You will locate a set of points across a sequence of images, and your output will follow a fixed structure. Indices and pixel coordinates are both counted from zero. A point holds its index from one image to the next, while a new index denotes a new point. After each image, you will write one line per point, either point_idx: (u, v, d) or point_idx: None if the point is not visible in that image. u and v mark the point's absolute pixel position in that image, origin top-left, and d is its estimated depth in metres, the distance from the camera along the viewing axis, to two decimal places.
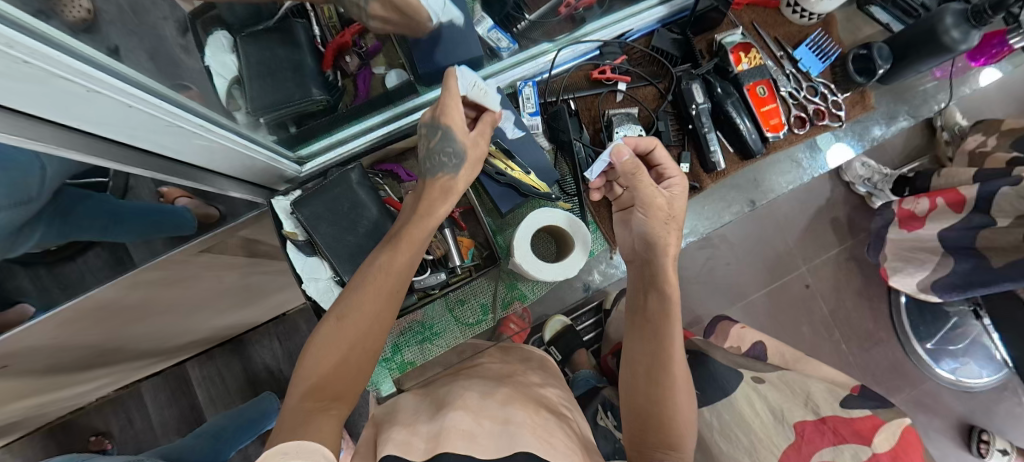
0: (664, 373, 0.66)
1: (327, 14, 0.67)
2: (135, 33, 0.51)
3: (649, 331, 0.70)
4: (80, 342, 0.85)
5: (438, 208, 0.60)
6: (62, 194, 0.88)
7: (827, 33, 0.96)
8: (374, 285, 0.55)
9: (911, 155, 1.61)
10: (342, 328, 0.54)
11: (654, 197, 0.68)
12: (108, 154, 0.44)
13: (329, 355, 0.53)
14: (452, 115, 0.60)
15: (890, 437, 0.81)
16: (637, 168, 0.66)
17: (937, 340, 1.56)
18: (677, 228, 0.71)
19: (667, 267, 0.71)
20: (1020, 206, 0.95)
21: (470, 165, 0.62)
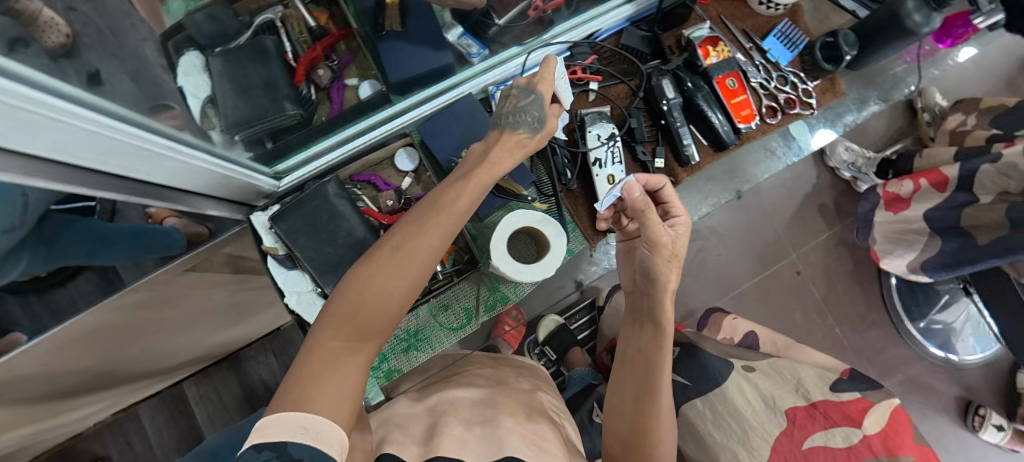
0: (650, 406, 0.64)
1: (298, 30, 0.70)
2: (114, 56, 0.52)
3: (639, 361, 0.68)
4: (73, 368, 0.85)
5: (504, 162, 0.57)
6: (48, 219, 0.88)
7: (794, 23, 0.98)
8: (440, 231, 0.51)
9: (894, 137, 1.62)
10: (394, 267, 0.49)
11: (661, 238, 0.62)
12: (80, 181, 0.44)
13: (375, 286, 0.48)
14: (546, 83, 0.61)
15: (879, 419, 0.83)
16: (648, 205, 0.59)
17: (929, 319, 1.57)
18: (679, 268, 0.65)
19: (665, 305, 0.66)
20: (1000, 183, 0.97)
21: (544, 133, 0.62)
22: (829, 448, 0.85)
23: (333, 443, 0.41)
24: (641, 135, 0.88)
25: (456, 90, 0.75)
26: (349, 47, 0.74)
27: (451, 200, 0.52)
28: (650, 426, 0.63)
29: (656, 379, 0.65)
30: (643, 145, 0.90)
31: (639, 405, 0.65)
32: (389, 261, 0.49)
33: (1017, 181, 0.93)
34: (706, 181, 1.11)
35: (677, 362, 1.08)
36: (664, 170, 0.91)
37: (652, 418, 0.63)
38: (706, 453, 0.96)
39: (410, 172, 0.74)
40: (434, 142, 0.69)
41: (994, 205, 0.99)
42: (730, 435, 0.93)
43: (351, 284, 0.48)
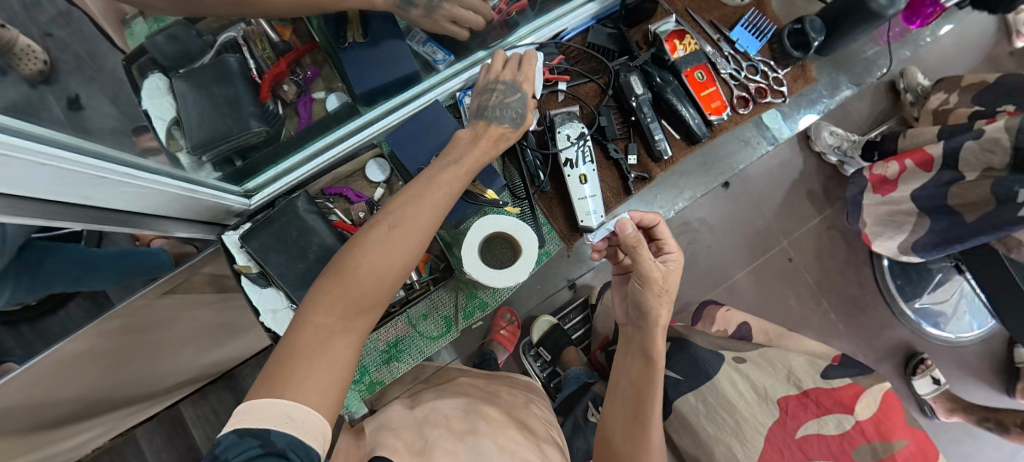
0: (641, 438, 0.64)
1: (261, 47, 0.69)
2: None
3: (630, 391, 0.68)
4: (60, 398, 0.81)
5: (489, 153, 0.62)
6: (30, 248, 0.84)
7: (761, 12, 0.98)
8: (432, 212, 0.54)
9: (879, 118, 1.62)
10: (389, 245, 0.51)
11: (653, 274, 0.63)
12: (34, 213, 0.43)
13: (367, 264, 0.49)
14: (527, 79, 0.67)
15: (870, 404, 0.83)
16: (638, 243, 0.60)
17: (923, 299, 1.57)
18: (669, 303, 0.65)
19: (656, 341, 0.66)
20: (984, 159, 0.96)
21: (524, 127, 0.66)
22: (822, 436, 0.85)
23: (316, 437, 0.40)
24: (612, 133, 0.87)
25: (422, 99, 0.76)
26: (314, 61, 0.74)
27: (440, 186, 0.56)
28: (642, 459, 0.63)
29: (647, 411, 0.65)
30: (615, 143, 0.89)
31: (629, 435, 0.65)
32: (385, 238, 0.51)
33: (1001, 156, 0.92)
34: (680, 176, 1.11)
35: (669, 357, 1.08)
36: (638, 167, 0.91)
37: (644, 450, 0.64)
38: (702, 447, 0.95)
39: (382, 183, 0.75)
40: (402, 153, 0.71)
41: (979, 182, 0.98)
42: (723, 427, 0.92)
43: (347, 258, 0.50)
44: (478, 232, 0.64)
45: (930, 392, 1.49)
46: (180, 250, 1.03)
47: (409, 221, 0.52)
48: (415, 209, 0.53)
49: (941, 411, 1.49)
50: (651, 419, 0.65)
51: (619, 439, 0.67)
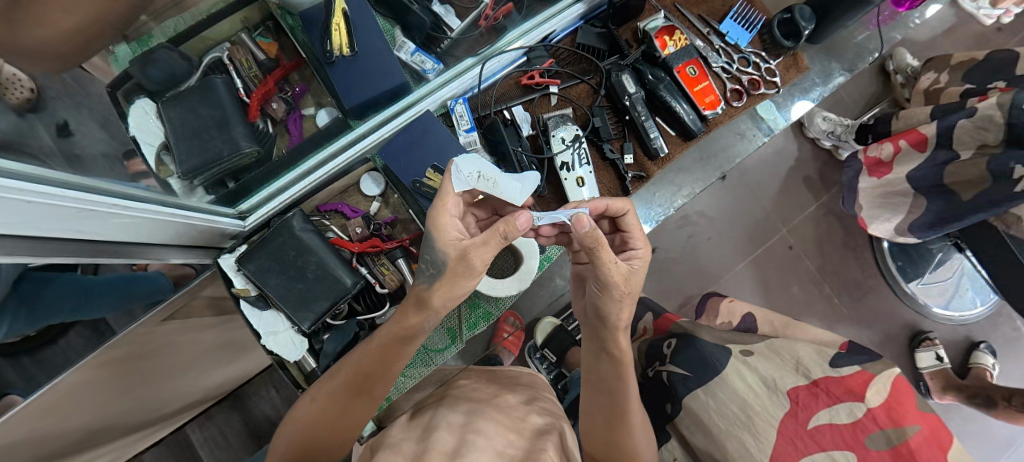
0: (621, 427, 0.63)
1: (247, 65, 0.69)
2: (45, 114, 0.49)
3: (602, 387, 0.66)
4: (70, 426, 0.77)
5: (409, 321, 0.56)
6: (27, 280, 0.81)
7: (750, 3, 0.97)
8: (360, 390, 0.57)
9: (870, 102, 1.62)
10: (323, 423, 0.57)
11: (615, 274, 0.58)
12: (25, 251, 0.42)
13: (304, 425, 0.57)
14: (442, 216, 0.53)
15: (881, 389, 0.83)
16: (598, 243, 0.54)
17: (924, 279, 1.57)
18: (631, 305, 0.62)
19: (618, 340, 0.63)
20: (978, 137, 0.96)
21: (447, 283, 0.53)
22: (834, 425, 0.84)
23: None
24: (606, 133, 0.87)
25: (414, 109, 0.75)
26: (303, 76, 0.74)
27: (358, 363, 0.57)
28: (622, 442, 0.63)
29: (622, 400, 0.64)
30: (611, 143, 0.89)
31: (608, 428, 0.64)
32: (318, 417, 0.57)
33: (994, 132, 0.92)
34: (675, 173, 1.10)
35: (676, 353, 1.07)
36: (634, 165, 0.90)
37: (622, 435, 0.63)
38: (714, 443, 0.93)
39: (377, 197, 0.76)
40: (396, 166, 0.72)
41: (974, 160, 0.98)
42: (734, 421, 0.91)
43: (296, 425, 0.58)
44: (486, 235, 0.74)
45: (930, 366, 1.50)
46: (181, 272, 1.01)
47: (336, 402, 0.56)
48: (337, 389, 0.57)
49: (936, 390, 1.49)
50: (629, 405, 0.64)
51: (599, 435, 0.65)
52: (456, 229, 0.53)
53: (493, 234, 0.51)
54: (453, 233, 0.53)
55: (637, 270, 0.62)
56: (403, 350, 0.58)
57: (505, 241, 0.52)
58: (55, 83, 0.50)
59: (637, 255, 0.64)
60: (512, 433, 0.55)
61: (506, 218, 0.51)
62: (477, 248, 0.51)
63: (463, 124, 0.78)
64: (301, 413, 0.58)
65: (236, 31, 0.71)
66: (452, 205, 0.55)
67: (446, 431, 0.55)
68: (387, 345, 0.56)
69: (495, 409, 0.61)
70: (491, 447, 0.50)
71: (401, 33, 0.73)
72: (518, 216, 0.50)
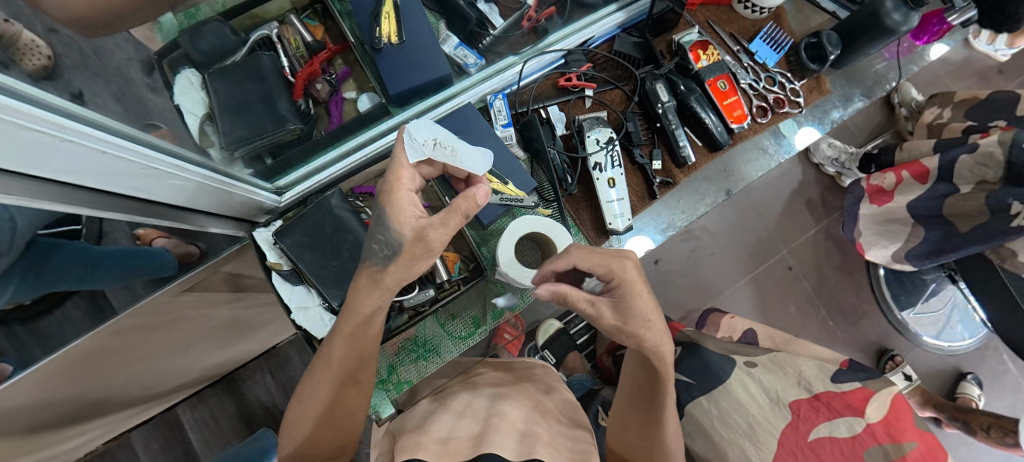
0: (655, 428, 0.64)
1: (294, 46, 0.72)
2: (98, 76, 0.48)
3: (641, 388, 0.64)
4: (63, 395, 0.79)
5: (364, 304, 0.56)
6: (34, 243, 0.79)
7: (779, 25, 1.01)
8: (346, 379, 0.58)
9: (874, 132, 1.67)
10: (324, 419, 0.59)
11: (599, 313, 0.58)
12: (81, 201, 0.44)
13: (300, 423, 0.59)
14: (398, 193, 0.57)
15: (880, 406, 0.86)
16: (563, 298, 0.56)
17: (917, 308, 1.61)
18: (653, 327, 0.57)
19: (656, 359, 0.59)
20: (978, 172, 1.00)
21: (404, 263, 0.57)
22: (834, 438, 0.86)
23: None
24: (638, 138, 0.90)
25: (454, 101, 0.78)
26: (346, 61, 0.77)
27: (329, 352, 0.57)
28: (656, 441, 0.64)
29: (658, 407, 0.63)
30: (641, 148, 0.92)
31: (641, 431, 0.65)
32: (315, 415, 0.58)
33: (994, 169, 0.96)
34: (700, 181, 1.13)
35: (681, 361, 1.09)
36: (662, 172, 0.93)
37: (654, 439, 0.64)
38: (715, 450, 0.95)
39: None
40: None
41: (973, 194, 1.01)
42: (736, 430, 0.93)
43: (291, 424, 0.60)
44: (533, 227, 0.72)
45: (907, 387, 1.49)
46: (184, 250, 0.93)
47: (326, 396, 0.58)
48: (323, 381, 0.58)
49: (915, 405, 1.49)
50: (664, 417, 0.63)
51: (635, 436, 0.66)
52: (408, 206, 0.57)
53: (454, 214, 0.55)
54: (410, 212, 0.57)
55: (620, 305, 0.57)
56: (371, 330, 0.58)
57: (464, 219, 0.56)
58: (103, 47, 0.51)
59: (621, 282, 0.58)
60: (536, 422, 0.55)
61: (465, 196, 0.55)
62: (434, 229, 0.55)
63: (500, 119, 0.81)
64: (296, 415, 0.60)
65: (284, 11, 0.74)
66: (408, 178, 0.58)
67: (468, 418, 0.56)
68: (349, 329, 0.56)
69: (513, 398, 0.63)
70: (517, 429, 0.51)
71: (445, 26, 0.77)
72: (477, 194, 0.55)
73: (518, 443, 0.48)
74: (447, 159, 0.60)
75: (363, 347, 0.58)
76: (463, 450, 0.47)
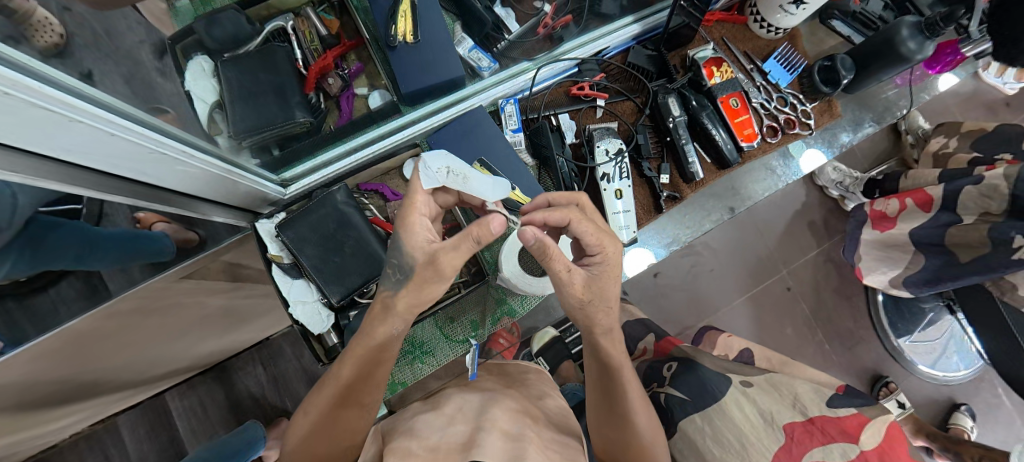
0: (625, 420, 0.65)
1: (309, 38, 0.72)
2: (109, 57, 0.48)
3: (600, 385, 0.66)
4: (52, 376, 0.78)
5: (374, 331, 0.55)
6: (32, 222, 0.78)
7: (793, 47, 1.02)
8: (350, 398, 0.57)
9: (879, 158, 1.67)
10: (323, 431, 0.57)
11: (572, 282, 0.57)
12: (87, 183, 0.44)
13: (301, 430, 0.59)
14: (412, 217, 0.55)
15: (875, 434, 0.86)
16: (545, 252, 0.54)
17: (914, 337, 1.60)
18: (608, 310, 0.60)
19: (603, 345, 0.62)
20: (982, 204, 0.99)
21: (412, 287, 0.55)
22: None
23: None
24: (647, 151, 0.90)
25: (466, 103, 0.79)
26: (359, 57, 0.77)
27: (339, 371, 0.57)
28: (630, 432, 0.65)
29: (621, 397, 0.64)
30: (649, 161, 0.91)
31: (612, 427, 0.66)
32: (313, 429, 0.57)
33: (998, 202, 0.95)
34: (707, 197, 1.13)
35: (676, 376, 1.09)
36: (670, 186, 0.93)
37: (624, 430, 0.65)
38: None
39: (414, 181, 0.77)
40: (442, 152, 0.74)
41: (976, 225, 1.01)
42: (728, 449, 0.92)
43: (292, 429, 0.60)
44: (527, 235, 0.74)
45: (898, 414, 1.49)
46: (183, 236, 0.93)
47: (327, 411, 0.57)
48: (328, 395, 0.58)
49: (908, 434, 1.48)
50: (630, 406, 0.64)
51: (607, 435, 0.67)
52: (425, 231, 0.55)
53: (468, 239, 0.52)
54: (422, 238, 0.55)
55: (592, 283, 0.59)
56: (385, 355, 0.57)
57: (477, 244, 0.52)
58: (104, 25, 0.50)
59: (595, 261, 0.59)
60: (528, 428, 0.55)
61: (480, 222, 0.51)
62: (449, 255, 0.52)
63: (511, 124, 0.82)
64: (301, 425, 0.59)
65: (301, 4, 0.73)
66: (421, 204, 0.57)
67: (459, 424, 0.55)
68: (359, 351, 0.56)
69: (507, 402, 0.62)
70: (511, 435, 0.51)
71: (461, 28, 0.78)
72: (491, 221, 0.50)
73: (509, 449, 0.48)
74: (459, 187, 0.58)
75: (369, 370, 0.57)
76: (454, 454, 0.46)
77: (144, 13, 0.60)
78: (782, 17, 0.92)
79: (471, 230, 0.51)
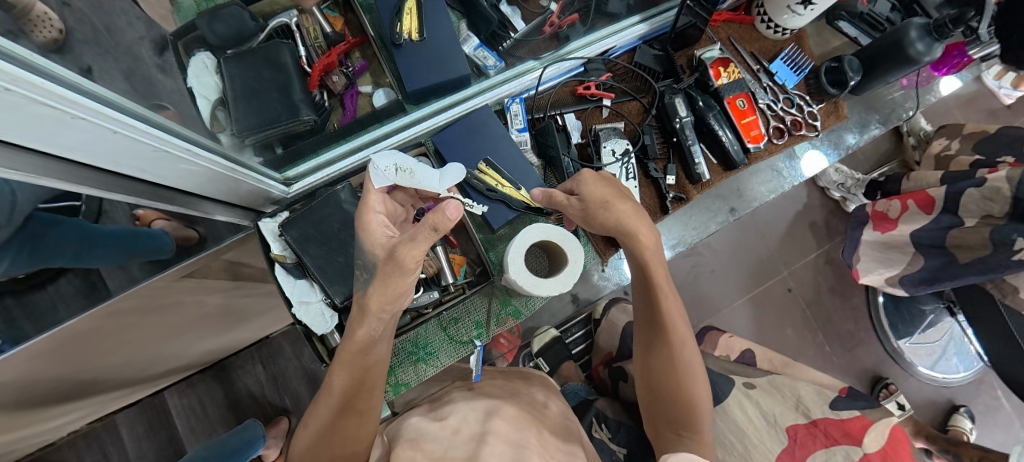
0: (661, 336, 0.68)
1: (313, 35, 0.71)
2: (109, 53, 0.48)
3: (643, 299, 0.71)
4: (51, 375, 0.77)
5: (354, 334, 0.59)
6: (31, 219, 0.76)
7: (800, 47, 1.01)
8: (349, 405, 0.57)
9: (881, 159, 1.67)
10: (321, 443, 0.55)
11: (572, 207, 0.68)
12: (88, 181, 0.43)
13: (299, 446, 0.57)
14: (368, 218, 0.61)
15: (878, 437, 0.85)
16: (548, 196, 0.69)
17: (914, 338, 1.61)
18: (632, 212, 0.67)
19: (639, 248, 0.67)
20: (984, 207, 0.99)
21: (380, 282, 0.58)
22: None
23: None
24: (653, 152, 0.90)
25: (471, 102, 0.78)
26: (363, 55, 0.76)
27: (332, 383, 0.58)
28: (666, 351, 0.67)
29: (659, 311, 0.68)
30: (655, 162, 0.91)
31: (653, 355, 0.68)
32: (311, 442, 0.56)
33: (1000, 204, 0.95)
34: (712, 199, 1.12)
35: None
36: (676, 186, 0.92)
37: (665, 357, 0.67)
38: None
39: None
40: (448, 152, 0.74)
41: (978, 228, 1.00)
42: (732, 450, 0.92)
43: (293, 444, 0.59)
44: (536, 234, 0.69)
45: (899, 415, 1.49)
46: (183, 234, 0.92)
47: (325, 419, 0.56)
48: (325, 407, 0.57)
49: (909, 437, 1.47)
50: (667, 321, 0.67)
51: (650, 366, 0.69)
52: (382, 231, 0.60)
53: (422, 229, 0.54)
54: (380, 234, 0.60)
55: (587, 196, 0.67)
56: (369, 359, 0.59)
57: (435, 232, 0.54)
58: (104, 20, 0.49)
59: (582, 181, 0.68)
60: (529, 433, 0.54)
61: (435, 210, 0.53)
62: (405, 247, 0.55)
63: (516, 123, 0.81)
64: (299, 442, 0.57)
65: None
66: (375, 202, 0.62)
67: (462, 429, 0.54)
68: (346, 357, 0.58)
69: (509, 405, 0.61)
70: (514, 440, 0.50)
71: (467, 27, 0.80)
72: (446, 207, 0.52)
73: (510, 455, 0.47)
74: (410, 182, 0.63)
75: (362, 373, 0.58)
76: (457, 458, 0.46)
77: (146, 7, 0.59)
78: (789, 17, 0.92)
79: (422, 223, 0.54)
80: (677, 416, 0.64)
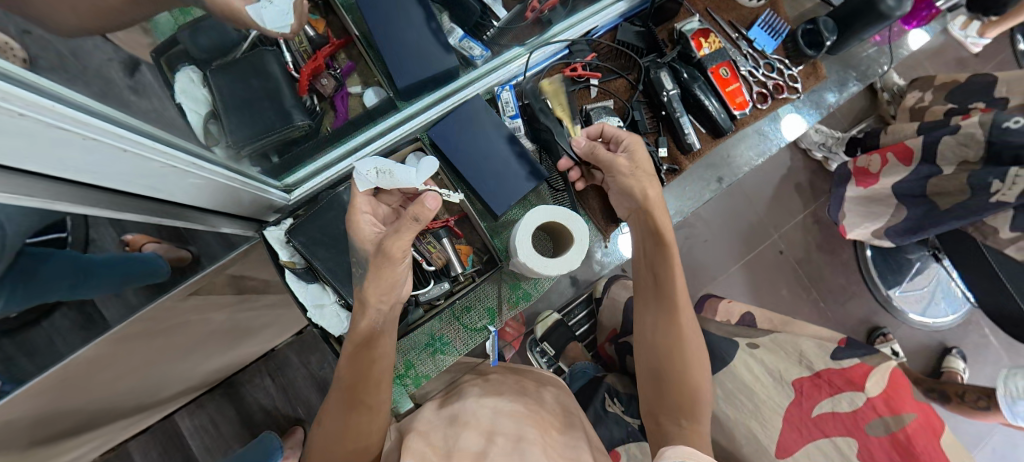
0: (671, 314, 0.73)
1: (298, 41, 0.71)
2: (78, 78, 0.42)
3: (653, 275, 0.76)
4: (64, 407, 0.77)
5: (357, 327, 0.61)
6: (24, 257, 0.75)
7: (776, 13, 1.03)
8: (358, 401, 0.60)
9: (858, 116, 1.72)
10: (337, 434, 0.59)
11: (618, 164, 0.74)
12: (98, 202, 0.43)
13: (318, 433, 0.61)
14: (357, 218, 0.63)
15: (879, 381, 0.88)
16: (592, 150, 0.76)
17: (903, 287, 1.67)
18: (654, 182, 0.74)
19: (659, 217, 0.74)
20: (961, 153, 1.02)
21: (377, 275, 0.60)
22: (835, 413, 0.89)
23: None
24: (644, 126, 0.92)
25: (461, 94, 0.79)
26: (349, 56, 0.78)
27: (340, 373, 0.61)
28: (671, 332, 0.72)
29: (670, 289, 0.73)
30: (646, 136, 0.93)
31: (658, 333, 0.73)
32: (325, 433, 0.60)
33: (975, 149, 1.00)
34: (703, 168, 1.14)
35: None
36: (668, 159, 0.94)
37: (674, 334, 0.72)
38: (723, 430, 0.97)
39: None
40: (444, 144, 0.74)
41: (956, 175, 1.04)
42: (743, 410, 0.95)
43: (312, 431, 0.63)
44: (538, 216, 0.69)
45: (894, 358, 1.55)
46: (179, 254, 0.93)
47: (338, 411, 0.59)
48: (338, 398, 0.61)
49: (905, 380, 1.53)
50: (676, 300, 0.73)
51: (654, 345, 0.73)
52: (371, 230, 0.63)
53: (405, 220, 0.59)
54: (369, 232, 0.63)
55: (639, 159, 0.75)
56: (376, 351, 0.61)
57: (417, 222, 0.58)
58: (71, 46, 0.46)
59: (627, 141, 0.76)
60: (533, 428, 0.58)
61: (417, 203, 0.58)
62: (391, 239, 0.59)
63: (508, 110, 0.82)
64: (316, 433, 0.62)
65: None
66: (363, 204, 0.65)
67: None
68: (352, 349, 0.61)
69: None
70: None
71: (449, 18, 0.79)
72: (425, 200, 0.57)
73: None
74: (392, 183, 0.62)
75: (370, 368, 0.60)
76: None
77: None
78: None
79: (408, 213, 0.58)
80: (676, 399, 0.69)
